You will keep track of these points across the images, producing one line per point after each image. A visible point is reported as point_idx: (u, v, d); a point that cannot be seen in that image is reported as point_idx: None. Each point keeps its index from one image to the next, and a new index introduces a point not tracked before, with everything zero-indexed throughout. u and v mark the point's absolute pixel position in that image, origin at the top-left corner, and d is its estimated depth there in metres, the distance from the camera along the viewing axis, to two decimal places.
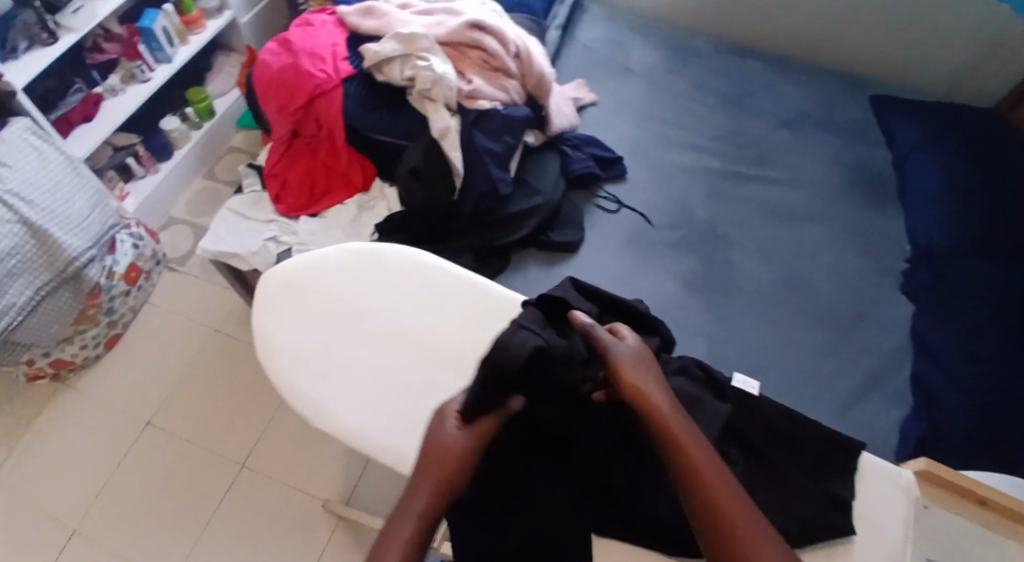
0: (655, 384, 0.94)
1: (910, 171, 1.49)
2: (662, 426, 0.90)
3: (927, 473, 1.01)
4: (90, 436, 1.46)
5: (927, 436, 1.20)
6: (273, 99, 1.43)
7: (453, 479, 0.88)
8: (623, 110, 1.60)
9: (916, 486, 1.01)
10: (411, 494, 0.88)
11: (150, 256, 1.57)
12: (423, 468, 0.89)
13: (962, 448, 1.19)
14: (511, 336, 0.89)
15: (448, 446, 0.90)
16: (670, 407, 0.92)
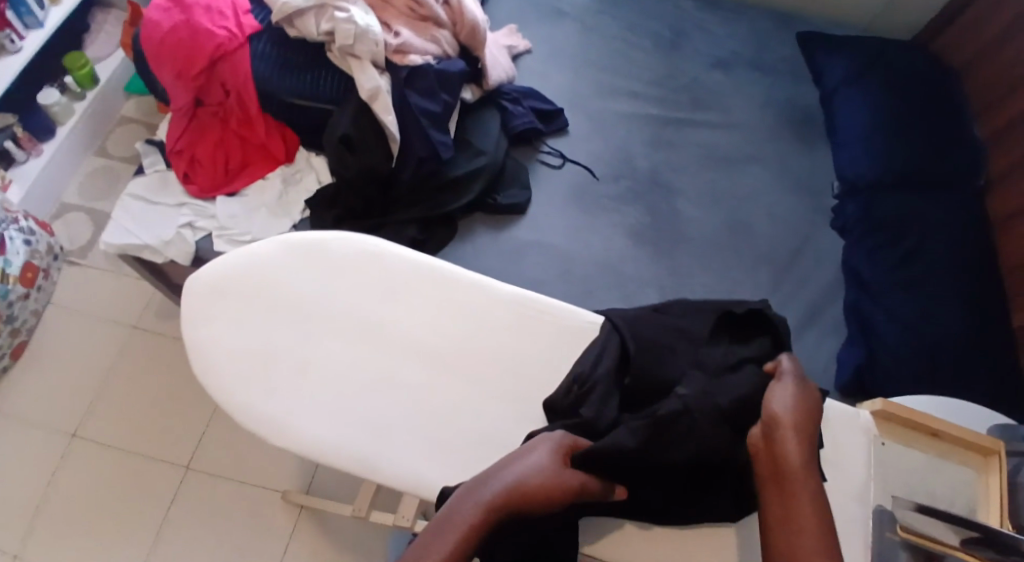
0: (810, 443, 0.85)
1: (839, 102, 1.50)
2: (790, 483, 0.82)
3: (884, 412, 1.01)
4: (10, 456, 1.33)
5: (864, 364, 1.22)
6: (167, 64, 1.24)
7: (537, 501, 0.80)
8: (557, 58, 1.54)
9: (874, 426, 1.01)
10: (488, 486, 0.80)
11: (46, 251, 1.40)
12: (513, 477, 0.81)
13: (906, 376, 1.20)
14: (687, 410, 0.88)
15: (551, 472, 0.82)
16: (811, 467, 0.83)
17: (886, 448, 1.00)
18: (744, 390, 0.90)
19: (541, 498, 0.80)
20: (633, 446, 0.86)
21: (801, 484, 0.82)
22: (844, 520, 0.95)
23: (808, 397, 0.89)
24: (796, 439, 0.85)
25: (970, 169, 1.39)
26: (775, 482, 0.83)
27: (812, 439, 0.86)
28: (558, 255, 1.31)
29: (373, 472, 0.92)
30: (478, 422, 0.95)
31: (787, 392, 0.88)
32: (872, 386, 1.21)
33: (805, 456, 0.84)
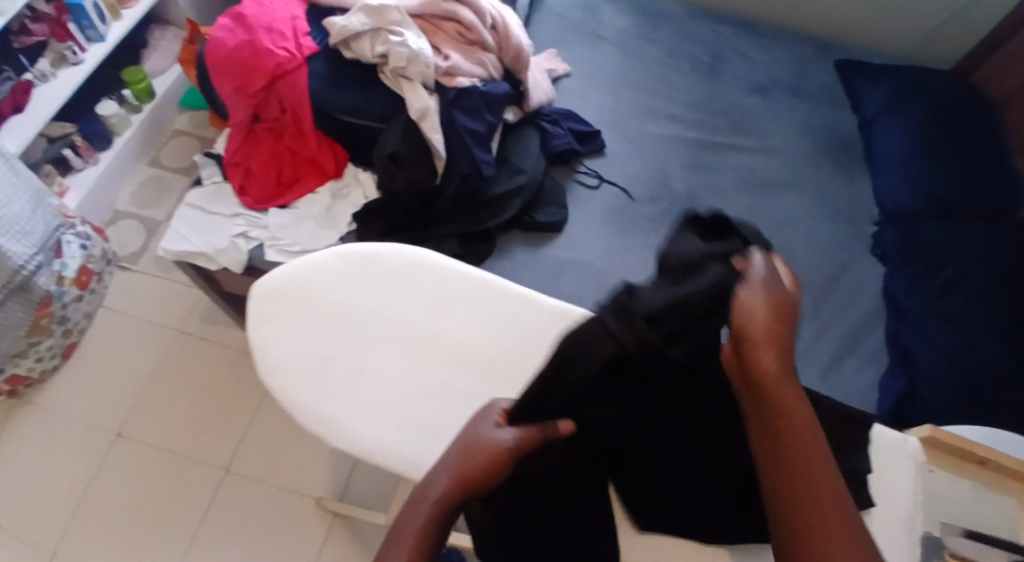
0: (785, 343, 0.76)
1: (878, 132, 1.51)
2: (775, 402, 0.74)
3: (932, 439, 1.03)
4: (56, 451, 1.37)
5: (904, 393, 1.23)
6: (228, 80, 1.31)
7: (477, 478, 0.79)
8: (597, 80, 1.58)
9: (921, 452, 1.03)
10: (435, 483, 0.79)
11: (100, 256, 1.46)
12: (454, 464, 0.80)
13: (943, 406, 1.21)
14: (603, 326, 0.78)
15: (491, 440, 0.80)
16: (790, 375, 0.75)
17: (933, 475, 1.02)
18: (690, 302, 0.77)
19: (487, 472, 0.79)
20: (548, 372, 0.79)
21: (787, 396, 0.75)
22: (889, 543, 0.97)
23: (780, 298, 0.77)
24: (767, 348, 0.75)
25: (1010, 201, 1.39)
26: (759, 400, 0.75)
27: (787, 337, 0.76)
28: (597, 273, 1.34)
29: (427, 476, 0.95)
30: None
31: (754, 295, 0.76)
32: (908, 412, 1.21)
33: (782, 365, 0.75)
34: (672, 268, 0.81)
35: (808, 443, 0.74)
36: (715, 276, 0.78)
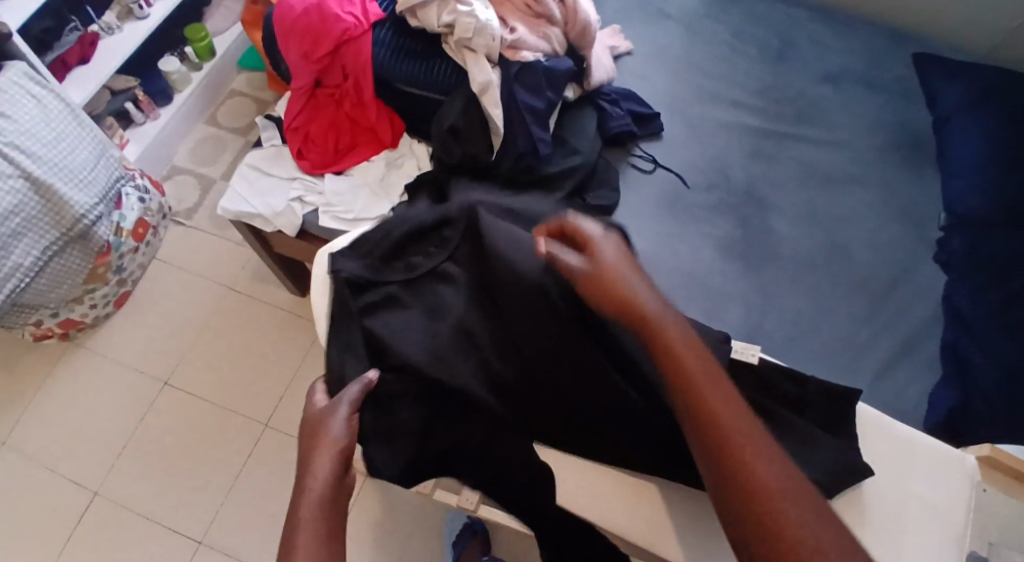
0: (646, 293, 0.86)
1: (950, 133, 1.46)
2: (690, 385, 0.79)
3: (990, 458, 1.06)
4: (105, 394, 1.41)
5: (957, 408, 1.21)
6: (294, 45, 1.30)
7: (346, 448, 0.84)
8: (660, 61, 1.55)
9: (979, 471, 1.05)
10: (319, 471, 0.80)
11: (156, 210, 1.49)
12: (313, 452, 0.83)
13: (993, 421, 1.18)
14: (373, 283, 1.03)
15: (329, 421, 0.86)
16: (685, 342, 0.82)
17: None
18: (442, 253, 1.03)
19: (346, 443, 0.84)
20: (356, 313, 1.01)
21: (692, 371, 0.80)
22: (937, 552, 1.00)
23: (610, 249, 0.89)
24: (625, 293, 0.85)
25: None
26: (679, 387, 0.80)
27: (647, 295, 0.85)
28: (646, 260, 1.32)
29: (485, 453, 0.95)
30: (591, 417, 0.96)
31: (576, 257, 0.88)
32: (955, 423, 1.19)
33: (681, 341, 0.82)
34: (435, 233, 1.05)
35: (693, 366, 0.81)
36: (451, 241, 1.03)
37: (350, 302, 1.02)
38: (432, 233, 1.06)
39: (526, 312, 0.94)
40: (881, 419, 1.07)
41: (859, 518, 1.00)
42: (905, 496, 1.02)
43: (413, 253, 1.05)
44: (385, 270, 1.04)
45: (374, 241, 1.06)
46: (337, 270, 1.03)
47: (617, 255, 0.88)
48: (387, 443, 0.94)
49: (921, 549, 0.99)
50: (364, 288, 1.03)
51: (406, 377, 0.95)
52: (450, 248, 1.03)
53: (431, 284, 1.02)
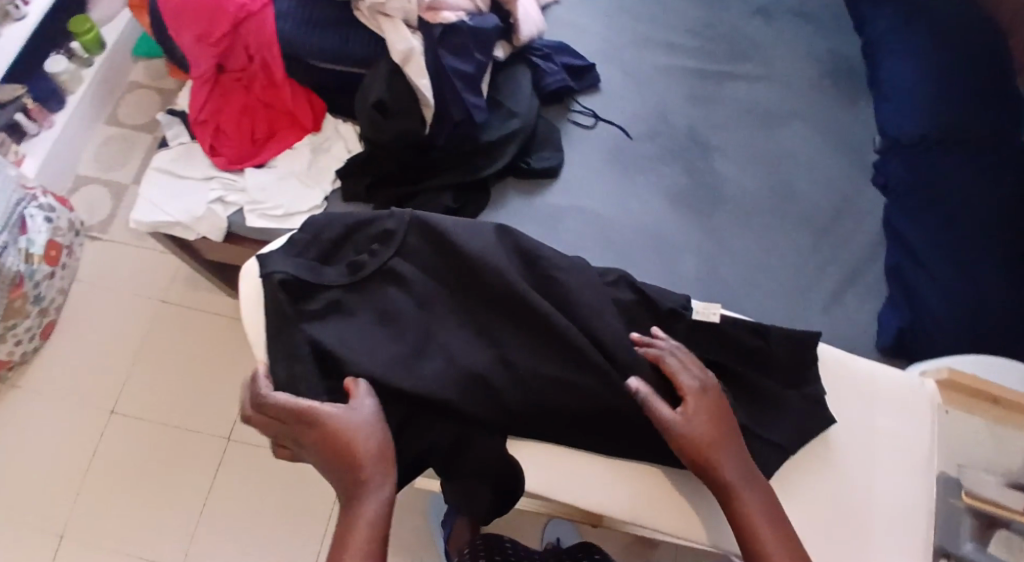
0: (733, 461, 0.86)
1: (880, 57, 1.45)
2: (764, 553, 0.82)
3: (949, 380, 1.05)
4: (48, 431, 1.32)
5: (906, 325, 1.22)
6: (188, 26, 1.20)
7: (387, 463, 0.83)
8: (587, 8, 1.50)
9: (938, 394, 1.04)
10: (376, 496, 0.80)
11: (67, 228, 1.38)
12: (360, 472, 0.80)
13: (943, 338, 1.20)
14: (309, 291, 0.92)
15: (367, 432, 0.83)
16: (761, 515, 0.84)
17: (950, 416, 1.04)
18: (384, 257, 0.95)
19: (386, 455, 0.82)
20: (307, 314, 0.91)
21: (766, 540, 0.83)
22: (908, 486, 0.99)
23: (711, 401, 0.89)
24: (713, 451, 0.86)
25: (1015, 125, 1.36)
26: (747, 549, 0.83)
27: (735, 462, 0.86)
28: (594, 220, 1.28)
29: (456, 452, 0.92)
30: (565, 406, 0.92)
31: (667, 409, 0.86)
32: (907, 344, 1.21)
33: (760, 509, 0.84)
34: (372, 233, 0.96)
35: (770, 535, 0.83)
36: (393, 247, 0.95)
37: (285, 308, 0.90)
38: (373, 227, 0.96)
39: (507, 320, 0.94)
40: (842, 358, 1.05)
41: (831, 459, 0.99)
42: (869, 430, 1.01)
43: (353, 252, 0.96)
44: (326, 271, 0.93)
45: (306, 240, 0.95)
46: (269, 273, 0.91)
47: (708, 411, 0.88)
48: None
49: (892, 482, 0.99)
50: (301, 293, 0.92)
51: None
52: (397, 244, 0.95)
53: (379, 285, 0.94)
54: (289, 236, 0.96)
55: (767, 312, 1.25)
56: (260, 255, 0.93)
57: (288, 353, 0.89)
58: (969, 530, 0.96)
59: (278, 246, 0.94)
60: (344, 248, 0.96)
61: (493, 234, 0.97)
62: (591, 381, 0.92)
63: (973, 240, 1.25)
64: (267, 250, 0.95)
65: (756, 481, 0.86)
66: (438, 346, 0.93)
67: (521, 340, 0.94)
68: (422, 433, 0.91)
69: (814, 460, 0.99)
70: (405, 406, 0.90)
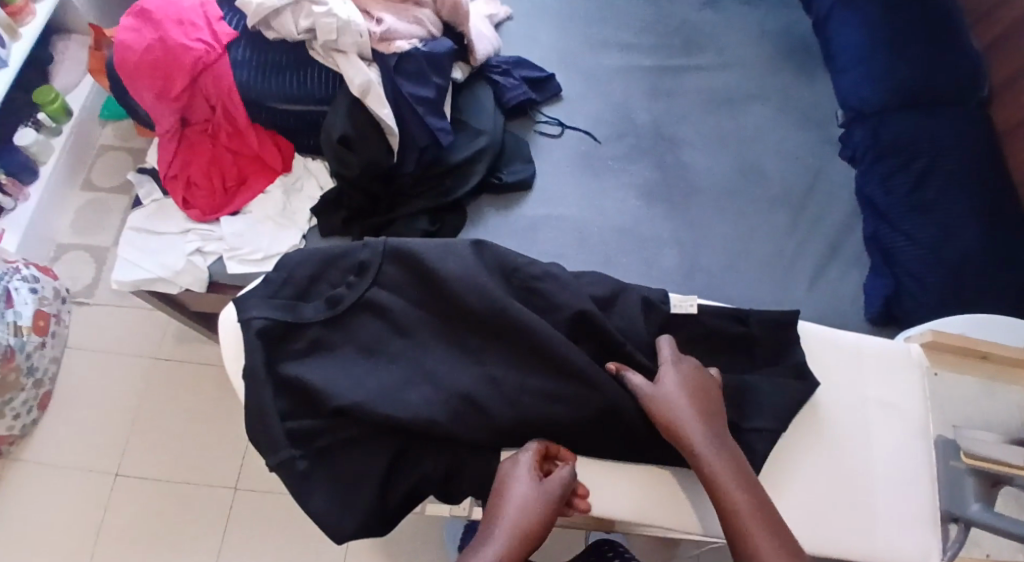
0: (708, 441, 0.87)
1: (831, 32, 1.48)
2: (723, 503, 0.82)
3: (933, 343, 1.04)
4: (56, 500, 1.33)
5: (889, 293, 1.23)
6: (146, 86, 1.19)
7: (534, 529, 0.79)
8: (540, 18, 1.52)
9: (926, 359, 1.04)
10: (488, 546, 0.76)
11: (53, 296, 1.39)
12: (492, 523, 0.79)
13: (927, 301, 1.21)
14: (289, 331, 0.92)
15: (524, 494, 0.81)
16: (738, 496, 0.82)
17: (938, 378, 1.04)
18: (359, 291, 0.94)
19: (528, 517, 0.79)
20: (295, 353, 0.92)
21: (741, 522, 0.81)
22: (907, 453, 0.99)
23: (691, 376, 0.92)
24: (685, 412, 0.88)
25: (973, 81, 1.36)
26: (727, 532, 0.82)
27: (709, 441, 0.87)
28: (571, 226, 1.29)
29: (450, 477, 0.92)
30: (556, 413, 0.92)
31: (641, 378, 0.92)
32: (892, 311, 1.23)
33: (738, 491, 0.83)
34: (346, 265, 0.96)
35: (733, 488, 0.83)
36: (370, 281, 0.95)
37: (264, 357, 0.89)
38: (347, 260, 0.96)
39: (490, 338, 0.94)
40: (820, 333, 1.04)
41: (829, 437, 0.98)
42: (863, 401, 1.01)
43: (329, 287, 0.95)
44: (303, 309, 0.93)
45: (279, 280, 0.94)
46: (247, 319, 0.90)
47: (683, 382, 0.91)
48: (341, 495, 0.88)
49: (890, 451, 0.99)
50: (280, 334, 0.92)
51: (352, 425, 0.90)
52: (373, 274, 0.95)
53: (359, 317, 0.94)
54: (264, 276, 0.95)
55: (752, 296, 1.26)
56: (236, 300, 0.92)
57: (274, 393, 0.89)
58: (971, 489, 0.95)
59: (253, 289, 0.93)
60: (319, 283, 0.96)
61: (469, 253, 0.96)
62: (582, 389, 0.93)
63: (947, 200, 1.26)
64: (243, 293, 0.94)
65: (726, 444, 0.87)
66: (422, 370, 0.92)
67: (505, 356, 0.94)
68: (416, 462, 0.91)
69: (802, 437, 0.98)
70: (395, 437, 0.90)
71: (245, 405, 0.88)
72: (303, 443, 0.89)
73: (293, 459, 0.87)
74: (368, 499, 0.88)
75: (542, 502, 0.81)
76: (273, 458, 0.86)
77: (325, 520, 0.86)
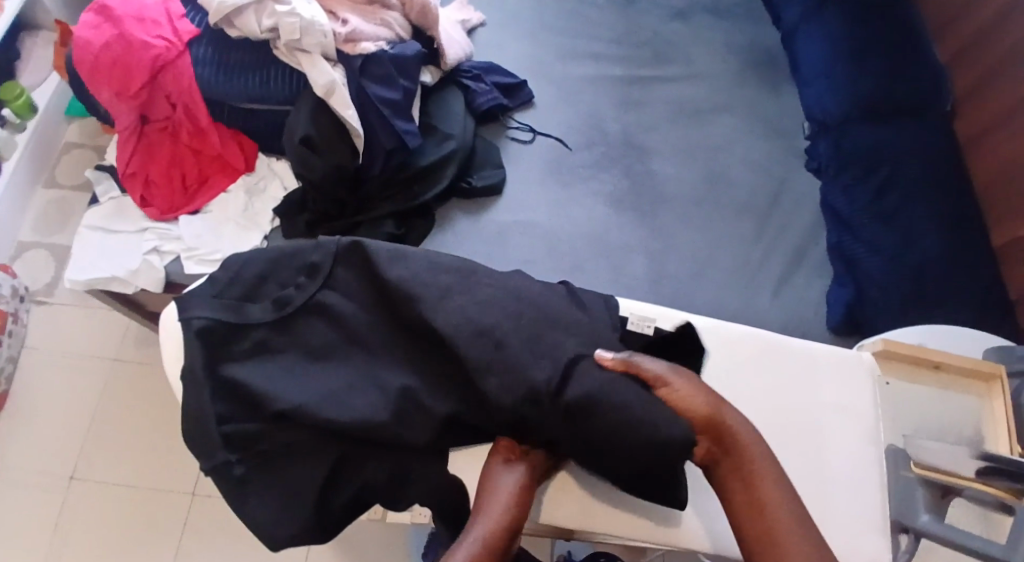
0: (747, 427, 0.88)
1: (799, 47, 1.50)
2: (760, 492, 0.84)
3: (885, 352, 1.05)
4: (7, 501, 1.31)
5: (852, 302, 1.24)
6: (104, 83, 1.18)
7: (521, 504, 0.87)
8: (512, 26, 1.52)
9: (876, 364, 1.04)
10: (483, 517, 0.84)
11: (10, 295, 1.37)
12: (483, 497, 0.87)
13: (887, 311, 1.22)
14: (232, 332, 0.90)
15: (509, 473, 0.89)
16: (779, 495, 0.83)
17: (889, 386, 1.05)
18: (307, 294, 0.93)
19: (519, 492, 0.87)
20: (240, 354, 0.90)
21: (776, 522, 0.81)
22: (857, 460, 0.99)
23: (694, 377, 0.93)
24: (719, 401, 0.89)
25: (936, 96, 1.38)
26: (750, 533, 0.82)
27: (746, 427, 0.88)
28: (537, 231, 1.29)
29: (397, 483, 0.90)
30: (502, 420, 0.90)
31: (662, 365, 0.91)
32: (854, 320, 1.24)
33: (774, 481, 0.84)
34: (298, 265, 0.94)
35: (770, 476, 0.85)
36: (320, 284, 0.93)
37: (203, 358, 0.88)
38: (299, 260, 0.94)
39: (436, 346, 0.92)
40: (746, 331, 1.04)
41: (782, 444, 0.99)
42: (814, 408, 1.01)
43: (278, 286, 0.94)
44: (250, 309, 0.91)
45: (227, 279, 0.93)
46: (189, 318, 0.90)
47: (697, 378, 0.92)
48: (283, 501, 0.87)
49: (840, 457, 0.99)
50: (224, 335, 0.90)
51: (295, 428, 0.88)
52: (324, 276, 0.94)
53: (308, 318, 0.93)
54: (210, 274, 0.94)
55: (715, 303, 1.26)
56: (180, 298, 0.92)
57: (213, 397, 0.87)
58: (921, 499, 0.97)
59: (199, 287, 0.93)
60: (268, 283, 0.94)
61: (422, 261, 0.93)
62: (515, 401, 0.87)
63: (908, 213, 1.28)
64: (188, 291, 0.93)
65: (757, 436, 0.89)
66: (368, 375, 0.91)
67: (448, 361, 0.91)
68: (360, 465, 0.89)
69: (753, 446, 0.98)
70: (338, 440, 0.88)
71: (186, 404, 0.87)
72: (241, 447, 0.87)
73: (229, 464, 0.86)
74: (309, 504, 0.87)
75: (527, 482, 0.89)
76: (208, 462, 0.86)
77: (262, 526, 0.85)
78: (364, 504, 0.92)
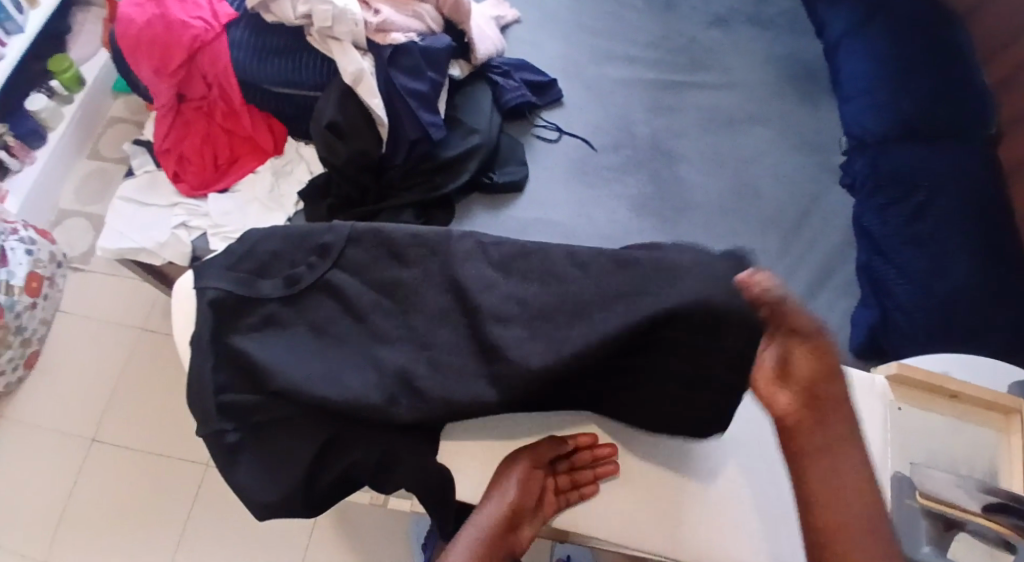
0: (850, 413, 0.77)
1: (840, 59, 1.46)
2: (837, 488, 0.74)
3: (898, 376, 1.02)
4: (34, 456, 1.37)
5: (875, 325, 1.20)
6: (144, 60, 1.22)
7: (523, 502, 0.86)
8: (549, 25, 1.53)
9: (890, 391, 1.02)
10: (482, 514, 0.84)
11: (48, 260, 1.43)
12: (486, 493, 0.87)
13: (911, 337, 1.18)
14: (241, 305, 0.93)
15: (514, 472, 0.87)
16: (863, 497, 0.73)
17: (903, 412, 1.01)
18: (316, 273, 0.94)
19: (520, 491, 0.86)
20: (246, 327, 0.93)
21: (850, 534, 0.72)
22: None
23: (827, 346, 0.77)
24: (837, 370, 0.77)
25: (980, 118, 1.33)
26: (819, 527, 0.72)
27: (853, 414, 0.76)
28: (562, 229, 1.29)
29: (382, 470, 0.89)
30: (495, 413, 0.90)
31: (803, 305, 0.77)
32: (876, 343, 1.20)
33: (861, 479, 0.74)
34: (311, 245, 0.96)
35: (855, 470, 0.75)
36: (327, 265, 0.95)
37: (211, 328, 0.91)
38: (312, 240, 0.96)
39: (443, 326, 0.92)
40: None
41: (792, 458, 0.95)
42: None
43: (289, 264, 0.96)
44: (260, 284, 0.94)
45: (241, 253, 0.95)
46: (202, 288, 0.93)
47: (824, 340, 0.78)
48: (272, 473, 0.89)
49: None
50: (233, 309, 0.93)
51: (290, 404, 0.89)
52: (333, 257, 0.95)
53: (314, 297, 0.94)
54: (226, 248, 0.96)
55: None
56: (196, 268, 0.95)
57: (214, 368, 0.90)
58: (926, 532, 0.91)
59: (215, 259, 0.95)
60: (279, 260, 0.96)
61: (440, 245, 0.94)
62: (499, 397, 0.87)
63: (940, 236, 1.24)
64: (203, 262, 0.96)
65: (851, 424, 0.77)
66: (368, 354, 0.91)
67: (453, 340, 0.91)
68: (348, 447, 0.90)
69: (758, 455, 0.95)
70: (331, 420, 0.89)
71: (191, 374, 0.90)
72: (238, 418, 0.89)
73: (223, 432, 0.89)
74: (296, 479, 0.88)
75: (533, 481, 0.87)
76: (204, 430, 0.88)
77: (249, 494, 0.88)
78: (350, 486, 0.92)
